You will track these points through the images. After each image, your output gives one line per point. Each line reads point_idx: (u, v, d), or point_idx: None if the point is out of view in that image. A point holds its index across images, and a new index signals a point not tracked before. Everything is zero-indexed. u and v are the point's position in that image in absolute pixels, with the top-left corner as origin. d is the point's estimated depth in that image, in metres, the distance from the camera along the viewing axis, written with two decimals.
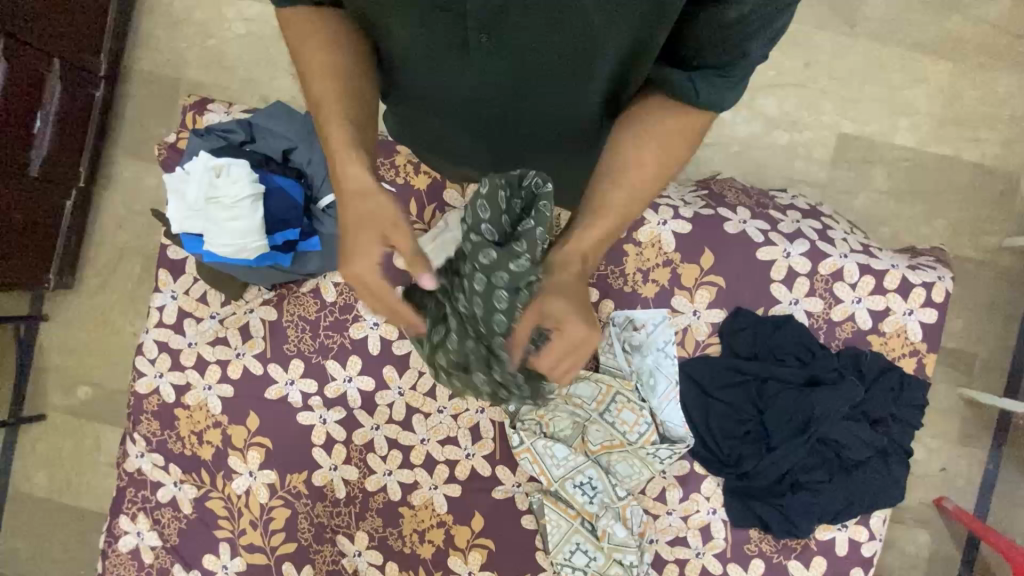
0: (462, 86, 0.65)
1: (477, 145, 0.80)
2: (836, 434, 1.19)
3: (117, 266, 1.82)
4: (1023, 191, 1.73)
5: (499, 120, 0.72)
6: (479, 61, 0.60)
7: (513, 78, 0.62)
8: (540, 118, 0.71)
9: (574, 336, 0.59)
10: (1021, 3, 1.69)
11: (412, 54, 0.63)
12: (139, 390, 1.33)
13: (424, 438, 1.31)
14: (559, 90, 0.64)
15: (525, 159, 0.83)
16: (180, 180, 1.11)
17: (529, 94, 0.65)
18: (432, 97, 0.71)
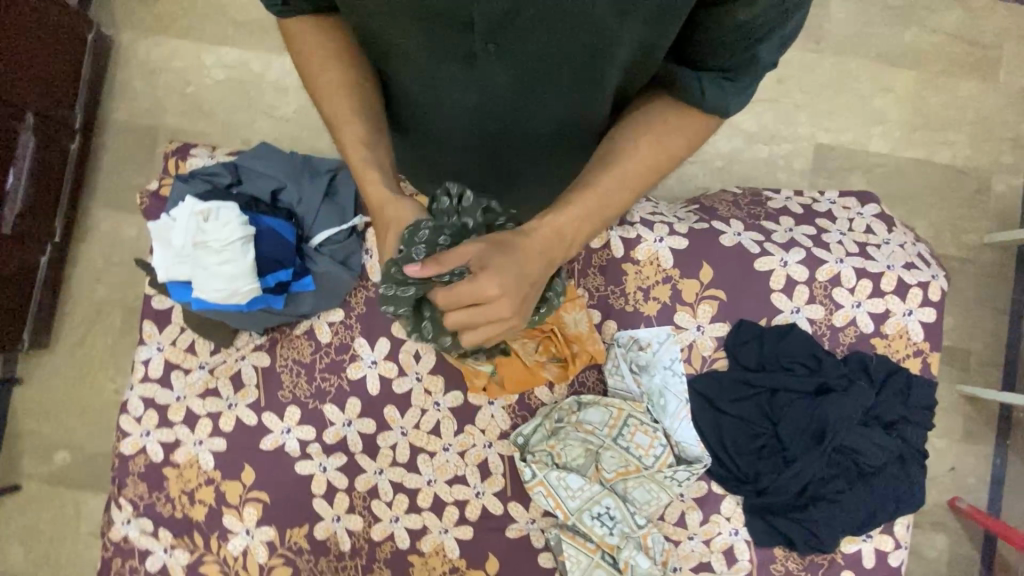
0: (468, 98, 0.66)
1: (479, 157, 0.81)
2: (852, 442, 1.16)
3: (96, 321, 1.75)
4: (996, 188, 1.79)
5: (503, 129, 0.72)
6: (488, 71, 0.60)
7: (521, 87, 0.63)
8: (546, 126, 0.72)
9: (484, 289, 0.56)
10: (973, 13, 1.79)
11: (419, 65, 0.63)
12: (124, 451, 1.24)
13: (430, 478, 1.25)
14: (567, 97, 0.65)
15: (527, 166, 0.84)
16: (165, 227, 1.07)
17: (536, 101, 0.66)
18: (437, 112, 0.72)
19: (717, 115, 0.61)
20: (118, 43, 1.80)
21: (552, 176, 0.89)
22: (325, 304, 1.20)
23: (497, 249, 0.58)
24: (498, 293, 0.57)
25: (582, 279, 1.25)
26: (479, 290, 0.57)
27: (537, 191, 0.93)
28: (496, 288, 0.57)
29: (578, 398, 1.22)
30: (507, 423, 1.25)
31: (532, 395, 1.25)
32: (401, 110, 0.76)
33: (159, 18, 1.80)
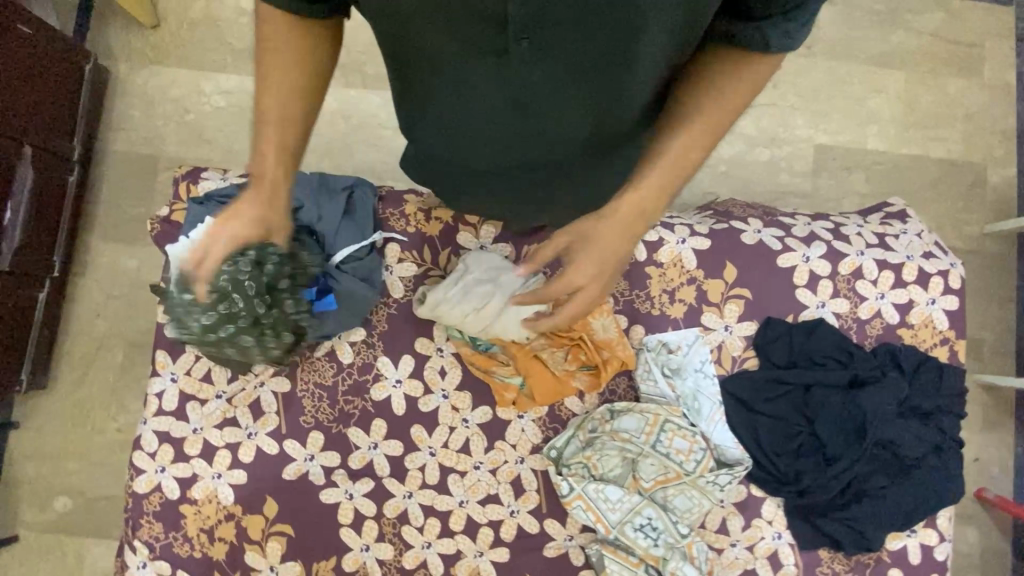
0: (500, 94, 0.66)
1: (509, 161, 0.81)
2: (892, 434, 1.15)
3: (97, 357, 1.69)
4: (991, 180, 1.83)
5: (536, 129, 0.73)
6: (522, 66, 0.61)
7: (554, 81, 0.63)
8: (578, 125, 0.72)
9: (574, 280, 0.70)
10: (954, 15, 1.86)
11: (452, 62, 0.64)
12: (137, 490, 1.17)
13: (462, 499, 1.20)
14: (600, 90, 0.65)
15: (559, 169, 0.84)
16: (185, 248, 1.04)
17: (569, 96, 0.66)
18: (467, 114, 0.72)
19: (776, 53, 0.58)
20: (115, 74, 1.78)
21: (585, 181, 0.89)
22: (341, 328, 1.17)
23: (582, 241, 0.69)
24: (585, 282, 0.71)
25: None
26: (568, 281, 0.70)
27: (569, 196, 0.93)
28: (584, 279, 0.70)
29: (611, 407, 1.18)
30: (539, 436, 1.21)
31: (562, 406, 1.21)
32: (432, 116, 0.77)
33: (156, 48, 1.79)
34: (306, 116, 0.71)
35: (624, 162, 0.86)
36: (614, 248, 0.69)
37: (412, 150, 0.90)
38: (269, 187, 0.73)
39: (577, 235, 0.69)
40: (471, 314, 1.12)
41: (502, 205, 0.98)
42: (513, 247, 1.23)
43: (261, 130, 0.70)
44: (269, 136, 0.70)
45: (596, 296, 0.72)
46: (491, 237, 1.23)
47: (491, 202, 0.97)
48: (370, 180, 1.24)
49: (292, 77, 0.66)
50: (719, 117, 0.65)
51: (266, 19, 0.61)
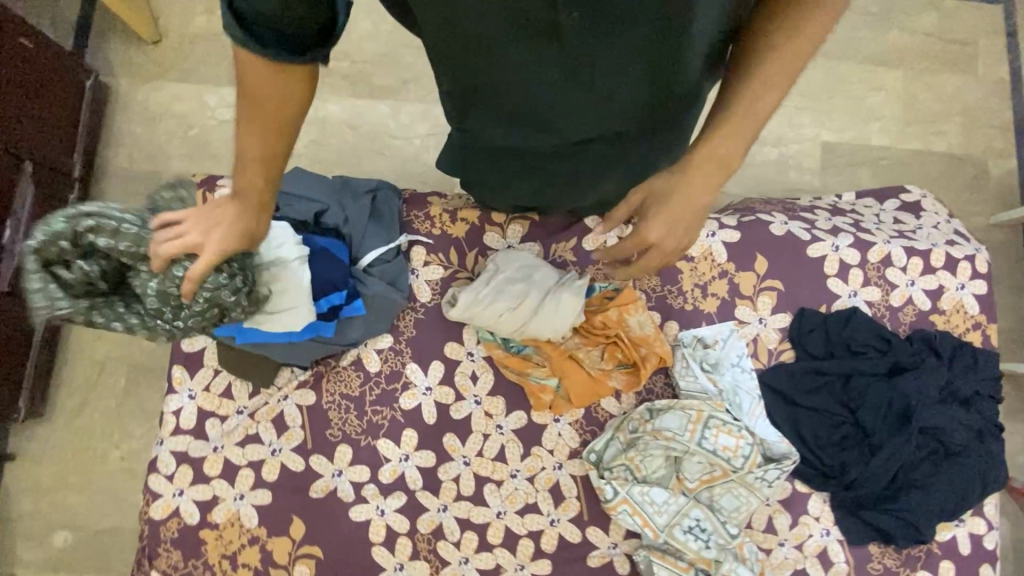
0: (550, 76, 0.66)
1: (561, 142, 0.81)
2: (937, 421, 1.13)
3: (98, 381, 1.61)
4: (993, 172, 1.86)
5: (588, 109, 0.72)
6: (573, 45, 0.60)
7: (606, 59, 0.63)
8: (631, 100, 0.71)
9: (648, 237, 0.76)
10: (945, 14, 1.92)
11: (503, 50, 0.64)
12: (153, 516, 1.10)
13: (500, 510, 1.14)
14: (651, 61, 0.64)
15: (614, 149, 0.84)
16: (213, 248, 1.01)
17: (620, 72, 0.65)
18: (516, 98, 0.72)
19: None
20: (115, 90, 1.74)
21: (640, 160, 0.87)
22: (378, 330, 1.15)
23: (651, 199, 0.77)
24: (656, 240, 0.77)
25: (638, 280, 1.21)
26: (640, 236, 0.78)
27: (622, 176, 0.91)
28: (655, 237, 0.77)
29: (650, 406, 1.14)
30: (576, 440, 1.16)
31: (599, 407, 1.17)
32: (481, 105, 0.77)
33: (158, 64, 1.76)
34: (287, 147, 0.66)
35: (681, 133, 0.85)
36: (680, 204, 0.75)
37: (460, 139, 0.90)
38: (250, 210, 0.71)
39: (645, 195, 0.78)
40: (506, 313, 1.09)
41: (549, 188, 0.98)
42: (541, 246, 1.21)
43: (247, 166, 0.66)
44: (254, 174, 0.67)
45: (669, 251, 0.79)
46: (518, 237, 1.21)
47: (538, 185, 0.97)
48: (394, 184, 1.22)
49: (273, 121, 0.62)
50: (799, 50, 0.65)
51: (246, 65, 0.56)
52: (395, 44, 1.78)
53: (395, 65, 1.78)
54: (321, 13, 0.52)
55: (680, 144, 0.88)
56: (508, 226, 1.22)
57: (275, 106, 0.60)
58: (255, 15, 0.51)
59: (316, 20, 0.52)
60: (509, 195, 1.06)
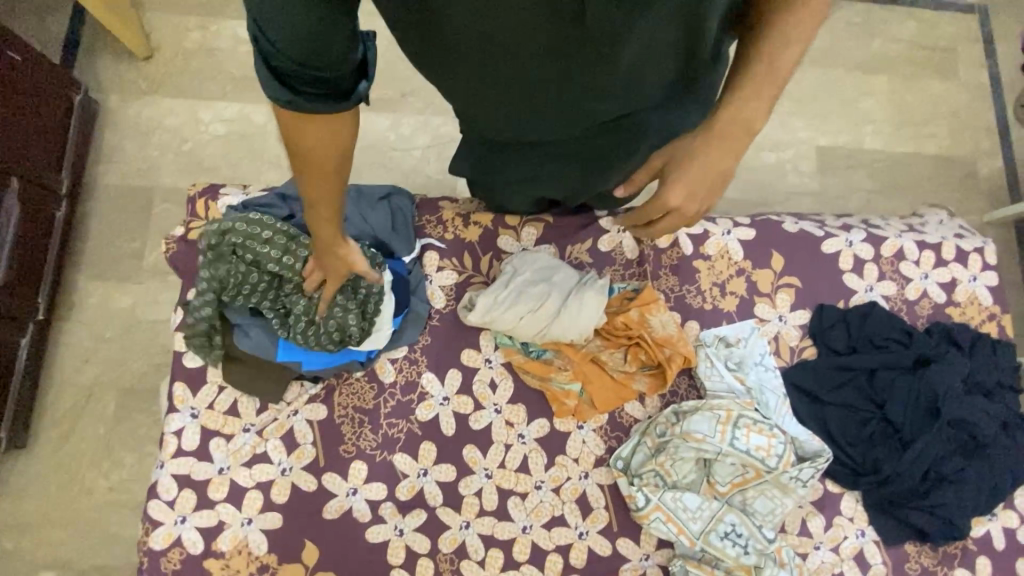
0: (579, 57, 0.67)
1: (583, 122, 0.83)
2: (965, 412, 1.11)
3: (85, 408, 1.52)
4: (982, 172, 1.91)
5: (611, 89, 0.75)
6: (606, 23, 0.61)
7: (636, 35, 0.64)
8: (654, 69, 0.73)
9: (666, 202, 0.77)
10: (925, 23, 1.99)
11: (525, 43, 0.65)
12: (153, 547, 1.02)
13: (526, 525, 1.09)
14: (677, 24, 0.66)
15: (637, 121, 0.85)
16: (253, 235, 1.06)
17: (648, 42, 0.67)
18: (539, 89, 0.74)
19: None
20: (105, 106, 1.70)
21: (664, 131, 0.89)
22: (408, 339, 1.12)
23: (676, 158, 0.77)
24: (678, 205, 0.78)
25: (656, 281, 1.19)
26: (660, 203, 0.78)
27: (648, 152, 0.93)
28: (677, 199, 0.77)
29: (676, 409, 1.10)
30: (602, 447, 1.12)
31: (623, 412, 1.14)
32: (502, 99, 0.78)
33: (151, 79, 1.72)
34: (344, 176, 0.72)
35: (699, 98, 0.87)
36: (700, 167, 0.75)
37: (478, 136, 0.91)
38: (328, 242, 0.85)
39: (669, 156, 0.78)
40: (527, 315, 1.07)
41: (568, 176, 0.99)
42: (557, 248, 1.19)
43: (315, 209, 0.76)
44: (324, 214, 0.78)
45: (689, 216, 0.79)
46: (533, 240, 1.18)
47: (558, 173, 0.98)
48: (405, 189, 1.19)
49: (327, 159, 0.67)
50: (816, 9, 0.69)
51: (290, 123, 0.60)
52: (393, 57, 1.77)
53: (394, 78, 1.76)
54: (352, 55, 0.55)
55: (698, 114, 0.90)
56: (522, 229, 1.19)
57: (332, 150, 0.65)
58: (295, 75, 0.55)
59: (352, 62, 0.56)
60: (523, 191, 1.07)
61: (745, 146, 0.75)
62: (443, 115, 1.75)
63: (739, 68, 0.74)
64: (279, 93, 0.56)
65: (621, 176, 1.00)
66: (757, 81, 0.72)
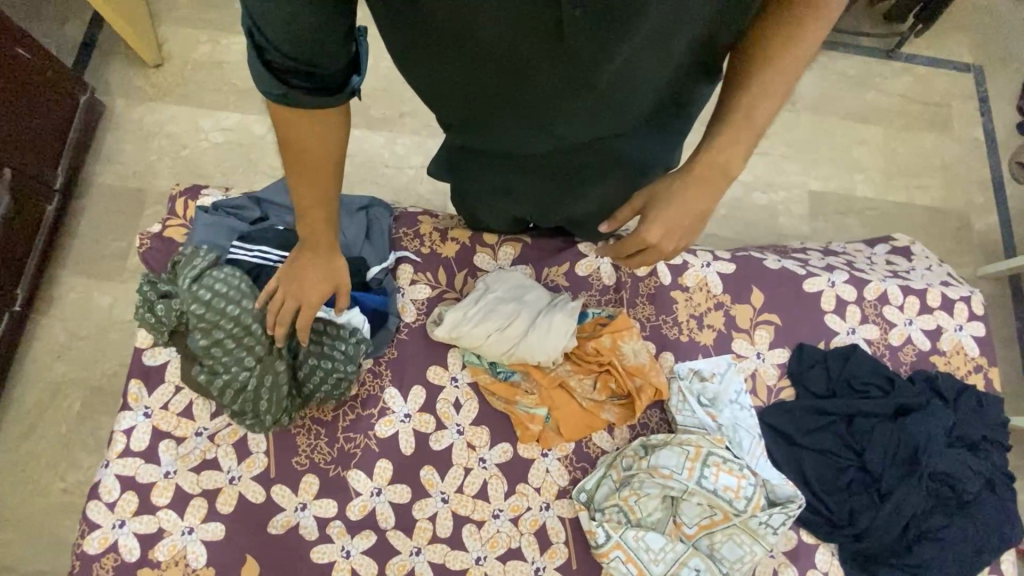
0: (555, 74, 0.67)
1: (558, 140, 0.82)
2: (947, 465, 1.06)
3: (50, 405, 1.49)
4: (975, 226, 1.89)
5: (587, 105, 0.73)
6: (580, 42, 0.61)
7: (610, 60, 0.63)
8: (629, 95, 0.73)
9: (645, 239, 0.76)
10: (919, 79, 2.03)
11: (499, 53, 0.64)
12: (88, 550, 0.98)
13: (479, 555, 1.03)
14: (656, 54, 0.65)
15: (611, 144, 0.85)
16: (213, 233, 1.04)
17: (626, 69, 0.66)
18: (517, 97, 0.73)
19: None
20: (109, 109, 1.73)
21: (637, 157, 0.89)
22: (375, 352, 1.09)
23: (653, 199, 0.77)
24: (654, 242, 0.77)
25: (632, 309, 1.17)
26: (640, 237, 0.77)
27: (621, 176, 0.93)
28: (654, 237, 0.76)
29: (644, 442, 1.07)
30: (565, 478, 1.08)
31: (590, 442, 1.10)
32: (477, 107, 0.77)
33: (157, 86, 1.77)
34: (338, 172, 0.72)
35: (674, 127, 0.87)
36: (678, 206, 0.74)
37: (453, 141, 0.90)
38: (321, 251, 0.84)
39: (647, 197, 0.78)
40: (494, 333, 1.04)
41: (547, 190, 0.98)
42: (533, 270, 1.17)
43: (308, 214, 0.76)
44: (316, 219, 0.77)
45: (667, 252, 0.79)
46: (509, 259, 1.17)
47: (538, 187, 0.97)
48: (386, 202, 1.19)
49: (322, 157, 0.67)
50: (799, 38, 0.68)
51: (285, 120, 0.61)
52: (395, 79, 1.82)
53: (393, 99, 1.80)
54: (345, 52, 0.55)
55: (671, 141, 0.90)
56: (501, 247, 1.18)
57: (324, 148, 0.66)
58: (289, 69, 0.55)
59: (345, 58, 0.56)
60: (500, 204, 1.06)
61: (723, 177, 0.74)
62: (437, 137, 1.78)
63: (722, 98, 0.73)
64: (274, 89, 0.57)
65: (597, 199, 1.00)
66: (738, 108, 0.71)
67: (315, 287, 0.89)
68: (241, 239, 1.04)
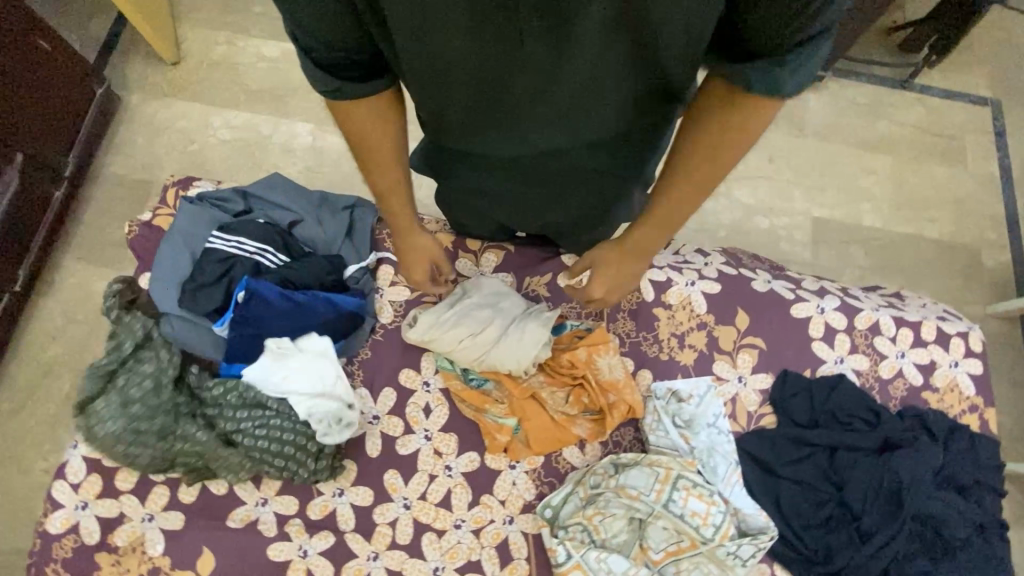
0: (518, 87, 0.62)
1: (514, 153, 0.79)
2: (933, 507, 1.01)
3: (40, 386, 1.52)
4: (986, 262, 1.83)
5: (552, 120, 0.69)
6: (534, 58, 0.57)
7: (565, 77, 0.60)
8: (592, 120, 0.69)
9: (593, 293, 0.87)
10: (933, 110, 1.99)
11: (456, 63, 0.60)
12: (49, 530, 0.98)
13: (437, 566, 1.01)
14: (619, 78, 0.61)
15: (581, 157, 0.81)
16: (194, 224, 1.06)
17: (584, 92, 0.63)
18: (481, 107, 0.68)
19: (777, 97, 0.54)
20: (125, 102, 1.79)
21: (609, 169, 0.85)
22: (347, 352, 1.09)
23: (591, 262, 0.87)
24: (598, 296, 0.87)
25: (612, 323, 1.15)
26: (587, 292, 0.88)
27: (593, 187, 0.89)
28: (599, 292, 0.86)
29: (615, 460, 1.04)
30: (531, 492, 1.05)
31: (560, 457, 1.07)
32: (431, 114, 0.74)
33: (172, 83, 1.83)
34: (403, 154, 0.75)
35: (648, 147, 0.83)
36: (615, 274, 0.83)
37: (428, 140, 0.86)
38: (410, 232, 0.86)
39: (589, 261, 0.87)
40: (466, 339, 1.03)
41: (521, 198, 0.94)
42: (514, 279, 1.17)
43: (386, 197, 0.80)
44: (393, 202, 0.81)
45: (609, 301, 0.89)
46: (491, 266, 1.17)
47: (511, 194, 0.93)
48: (372, 203, 1.18)
49: (385, 147, 0.72)
50: None
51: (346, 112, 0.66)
52: None
53: None
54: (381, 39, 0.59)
55: (646, 156, 0.85)
56: (483, 254, 1.18)
57: (386, 135, 0.70)
58: (338, 64, 0.60)
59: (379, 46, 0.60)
60: (473, 207, 1.03)
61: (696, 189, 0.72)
62: None
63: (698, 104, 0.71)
64: (328, 84, 0.62)
65: (570, 207, 0.96)
66: None
67: (419, 264, 0.92)
68: (221, 230, 1.05)
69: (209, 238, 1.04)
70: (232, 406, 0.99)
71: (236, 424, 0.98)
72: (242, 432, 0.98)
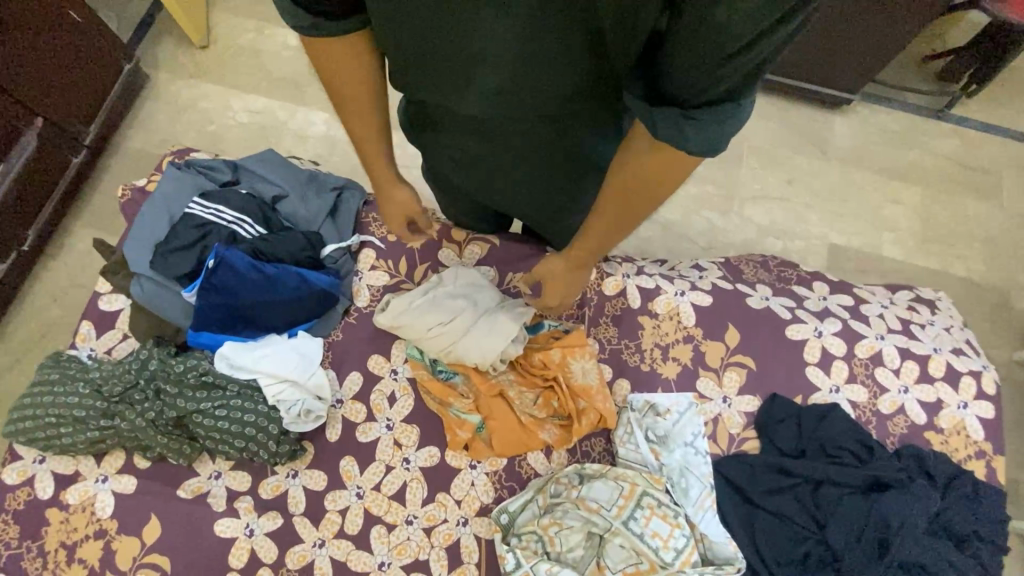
0: (469, 66, 0.58)
1: (467, 134, 0.75)
2: (924, 557, 0.91)
3: (38, 344, 1.56)
4: (1017, 305, 1.71)
5: (501, 109, 0.65)
6: (490, 23, 0.52)
7: (520, 51, 0.54)
8: (543, 107, 0.65)
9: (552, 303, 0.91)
10: (969, 142, 1.89)
11: (409, 28, 0.56)
12: (5, 480, 0.98)
13: (384, 561, 0.97)
14: (571, 75, 0.58)
15: (532, 159, 0.78)
16: (179, 188, 1.07)
17: (535, 71, 0.58)
18: (433, 82, 0.64)
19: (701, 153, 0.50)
20: (152, 80, 1.86)
21: (559, 178, 0.83)
22: (316, 333, 1.07)
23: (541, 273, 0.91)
24: (557, 304, 0.92)
25: (593, 327, 1.11)
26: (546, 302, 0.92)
27: (543, 192, 0.87)
28: (555, 302, 0.91)
29: (580, 470, 0.98)
30: (489, 495, 1.00)
31: (524, 462, 1.03)
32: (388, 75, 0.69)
33: (198, 65, 1.89)
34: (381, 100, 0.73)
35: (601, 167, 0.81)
36: (569, 289, 0.87)
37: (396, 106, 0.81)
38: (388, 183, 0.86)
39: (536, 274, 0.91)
40: (434, 327, 1.00)
41: (479, 188, 0.90)
42: (496, 273, 1.13)
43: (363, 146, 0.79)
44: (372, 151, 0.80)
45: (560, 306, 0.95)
46: (474, 259, 1.14)
47: (467, 182, 0.90)
48: (362, 187, 1.19)
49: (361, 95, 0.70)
50: None
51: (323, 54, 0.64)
52: None
53: None
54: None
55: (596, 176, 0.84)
56: (467, 247, 1.15)
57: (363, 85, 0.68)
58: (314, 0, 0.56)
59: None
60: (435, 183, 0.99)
61: None
62: None
63: None
64: (302, 21, 0.58)
65: (525, 208, 0.94)
66: None
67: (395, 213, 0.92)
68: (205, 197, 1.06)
69: (191, 204, 1.05)
70: (191, 387, 0.98)
71: (196, 404, 0.97)
72: (203, 412, 0.96)
